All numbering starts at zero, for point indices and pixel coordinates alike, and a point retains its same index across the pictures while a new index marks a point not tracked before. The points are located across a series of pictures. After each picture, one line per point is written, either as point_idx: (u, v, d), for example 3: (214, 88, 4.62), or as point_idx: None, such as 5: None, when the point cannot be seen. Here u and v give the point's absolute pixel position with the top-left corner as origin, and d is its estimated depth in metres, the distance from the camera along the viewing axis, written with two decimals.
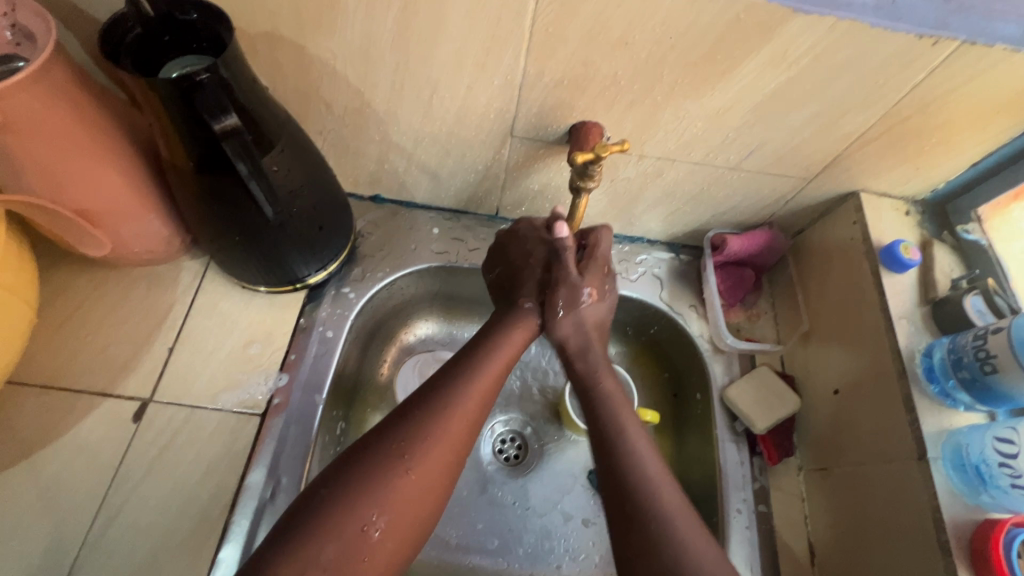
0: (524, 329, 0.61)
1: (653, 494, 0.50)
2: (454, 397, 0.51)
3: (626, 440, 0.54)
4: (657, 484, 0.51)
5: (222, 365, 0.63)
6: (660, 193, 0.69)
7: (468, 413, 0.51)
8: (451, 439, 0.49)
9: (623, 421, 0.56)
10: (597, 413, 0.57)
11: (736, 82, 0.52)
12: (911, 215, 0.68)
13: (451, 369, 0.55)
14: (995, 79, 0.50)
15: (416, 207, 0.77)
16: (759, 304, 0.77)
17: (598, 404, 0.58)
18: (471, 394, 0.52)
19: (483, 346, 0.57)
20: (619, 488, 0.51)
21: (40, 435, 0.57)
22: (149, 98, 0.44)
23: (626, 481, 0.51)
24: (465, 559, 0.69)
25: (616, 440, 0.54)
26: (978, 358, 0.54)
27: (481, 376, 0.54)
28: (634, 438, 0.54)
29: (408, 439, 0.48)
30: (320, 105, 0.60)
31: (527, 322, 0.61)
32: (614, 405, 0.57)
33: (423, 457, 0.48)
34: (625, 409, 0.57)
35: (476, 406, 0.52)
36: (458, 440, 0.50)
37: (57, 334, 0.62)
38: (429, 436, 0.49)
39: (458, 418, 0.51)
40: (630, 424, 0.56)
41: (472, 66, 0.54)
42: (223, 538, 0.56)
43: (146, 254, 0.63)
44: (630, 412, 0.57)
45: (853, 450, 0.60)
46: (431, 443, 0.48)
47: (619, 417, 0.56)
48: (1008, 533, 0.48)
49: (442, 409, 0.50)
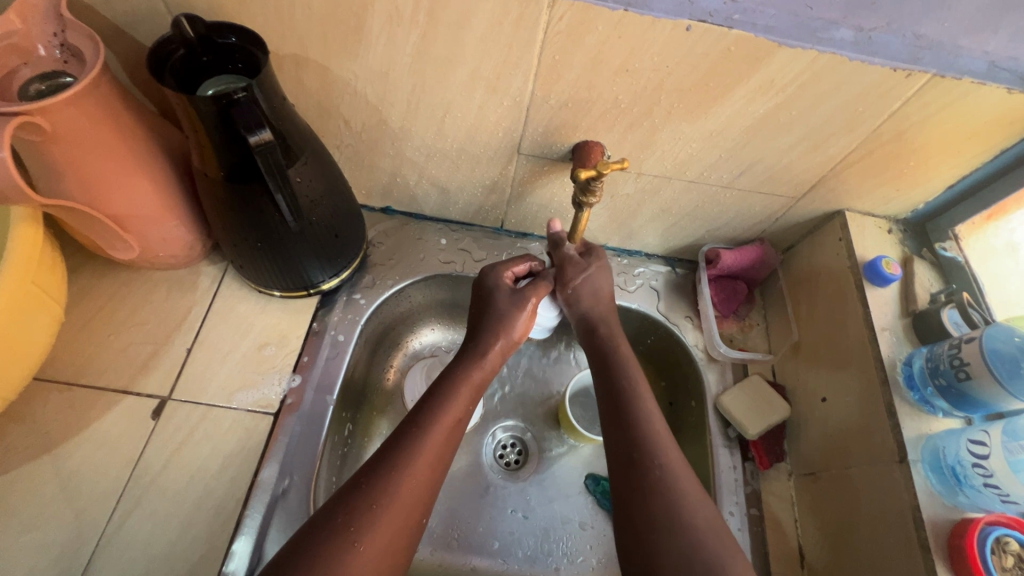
0: (469, 388, 0.59)
1: (658, 447, 0.54)
2: (394, 470, 0.50)
3: (638, 397, 0.58)
4: (659, 438, 0.54)
5: (239, 365, 0.66)
6: (657, 209, 0.73)
7: (418, 483, 0.51)
8: (398, 513, 0.49)
9: (638, 384, 0.59)
10: (612, 375, 0.60)
11: (728, 107, 0.57)
12: (894, 233, 0.72)
13: (400, 430, 0.54)
14: (966, 108, 0.54)
15: (425, 219, 0.81)
16: (751, 316, 0.81)
17: (616, 365, 0.61)
18: (422, 464, 0.51)
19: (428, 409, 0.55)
20: (629, 452, 0.54)
21: (62, 430, 0.60)
22: (189, 113, 0.47)
23: (633, 431, 0.55)
24: (466, 560, 0.71)
25: (632, 400, 0.57)
26: (954, 365, 0.57)
27: (429, 437, 0.53)
28: (648, 402, 0.58)
29: (355, 511, 0.47)
30: (340, 122, 0.64)
31: (472, 377, 0.60)
32: (628, 366, 0.61)
33: (373, 531, 0.47)
34: (638, 374, 0.60)
35: (425, 479, 0.51)
36: (408, 515, 0.49)
37: (82, 333, 0.65)
38: (374, 508, 0.48)
39: (407, 487, 0.50)
40: (641, 383, 0.59)
41: (484, 88, 0.58)
42: (236, 531, 0.58)
43: (169, 257, 0.66)
44: (643, 376, 0.61)
45: (840, 456, 0.63)
46: (377, 514, 0.48)
47: (633, 397, 0.58)
48: (981, 530, 0.52)
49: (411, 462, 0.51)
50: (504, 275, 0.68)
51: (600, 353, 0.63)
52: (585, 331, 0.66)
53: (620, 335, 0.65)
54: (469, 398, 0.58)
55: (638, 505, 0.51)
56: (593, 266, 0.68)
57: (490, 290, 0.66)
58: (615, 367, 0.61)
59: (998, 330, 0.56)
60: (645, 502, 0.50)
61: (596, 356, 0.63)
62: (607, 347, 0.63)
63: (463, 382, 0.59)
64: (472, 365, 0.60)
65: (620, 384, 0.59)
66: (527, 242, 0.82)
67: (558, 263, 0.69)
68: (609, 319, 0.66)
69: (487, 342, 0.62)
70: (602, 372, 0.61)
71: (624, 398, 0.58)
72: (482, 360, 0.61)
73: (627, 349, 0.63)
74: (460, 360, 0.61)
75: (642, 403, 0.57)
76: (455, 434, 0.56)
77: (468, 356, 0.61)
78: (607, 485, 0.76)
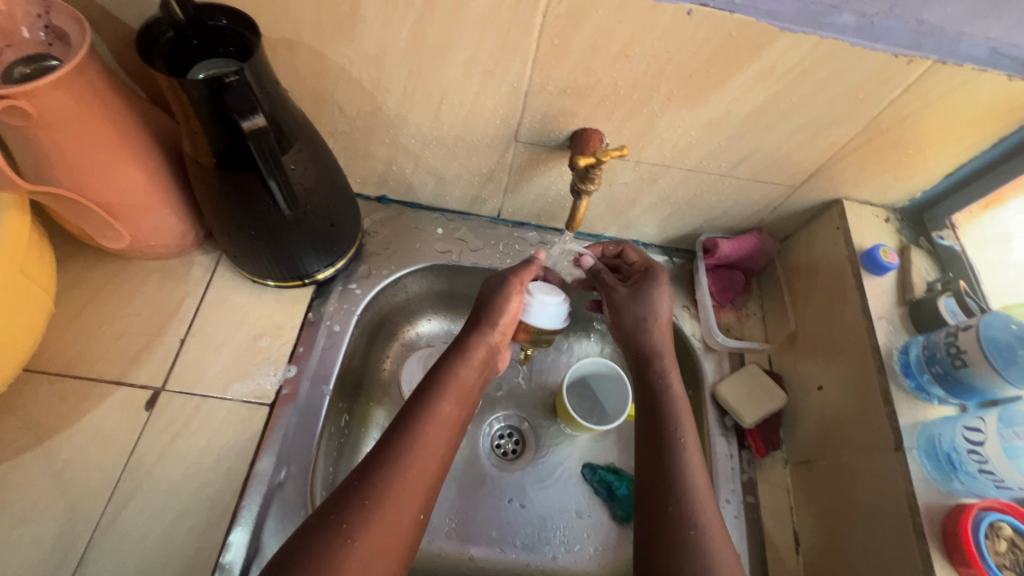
0: (458, 388, 0.58)
1: (695, 505, 0.52)
2: (394, 465, 0.50)
3: (682, 448, 0.56)
4: (699, 495, 0.53)
5: (233, 356, 0.66)
6: (655, 198, 0.73)
7: (411, 479, 0.50)
8: (393, 511, 0.48)
9: (683, 430, 0.58)
10: (659, 419, 0.59)
11: (728, 94, 0.56)
12: (891, 222, 0.72)
13: (392, 427, 0.53)
14: (966, 95, 0.54)
15: (421, 208, 0.80)
16: (748, 305, 0.81)
17: (661, 405, 0.60)
18: (414, 459, 0.50)
19: (418, 403, 0.55)
20: (664, 504, 0.53)
21: (54, 422, 0.59)
22: (179, 97, 0.46)
23: (672, 484, 0.54)
24: (464, 549, 0.71)
25: (675, 442, 0.57)
26: (950, 353, 0.58)
27: (421, 431, 0.52)
28: (689, 446, 0.56)
29: (346, 510, 0.46)
30: (334, 108, 0.63)
31: (460, 376, 0.59)
32: (678, 413, 0.59)
33: (367, 528, 0.46)
34: (685, 415, 0.59)
35: (417, 474, 0.50)
36: (403, 512, 0.48)
37: (72, 324, 0.64)
38: (366, 504, 0.47)
39: (402, 484, 0.49)
40: (689, 434, 0.58)
41: (481, 73, 0.57)
42: (233, 522, 0.57)
43: (161, 247, 0.65)
44: (691, 425, 0.59)
45: (835, 444, 0.64)
46: (371, 511, 0.47)
47: (679, 448, 0.56)
48: (976, 516, 0.52)
49: (405, 459, 0.50)
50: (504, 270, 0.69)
51: (650, 394, 0.62)
52: (637, 370, 0.65)
53: (670, 371, 0.63)
54: (460, 393, 0.57)
55: (671, 556, 0.50)
56: (646, 293, 0.67)
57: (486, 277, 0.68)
58: (660, 407, 0.60)
59: (995, 318, 0.57)
60: (675, 557, 0.50)
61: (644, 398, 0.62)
62: (658, 390, 0.62)
63: (451, 379, 0.58)
64: (457, 359, 0.60)
65: (663, 425, 0.58)
66: (524, 231, 0.81)
67: (606, 290, 0.71)
68: (660, 353, 0.64)
69: (472, 336, 0.62)
70: (648, 414, 0.60)
71: (666, 441, 0.57)
72: (466, 353, 0.60)
73: (678, 392, 0.61)
74: (448, 354, 0.60)
75: (684, 448, 0.56)
76: (449, 431, 0.55)
77: (453, 351, 0.61)
78: (604, 474, 0.77)
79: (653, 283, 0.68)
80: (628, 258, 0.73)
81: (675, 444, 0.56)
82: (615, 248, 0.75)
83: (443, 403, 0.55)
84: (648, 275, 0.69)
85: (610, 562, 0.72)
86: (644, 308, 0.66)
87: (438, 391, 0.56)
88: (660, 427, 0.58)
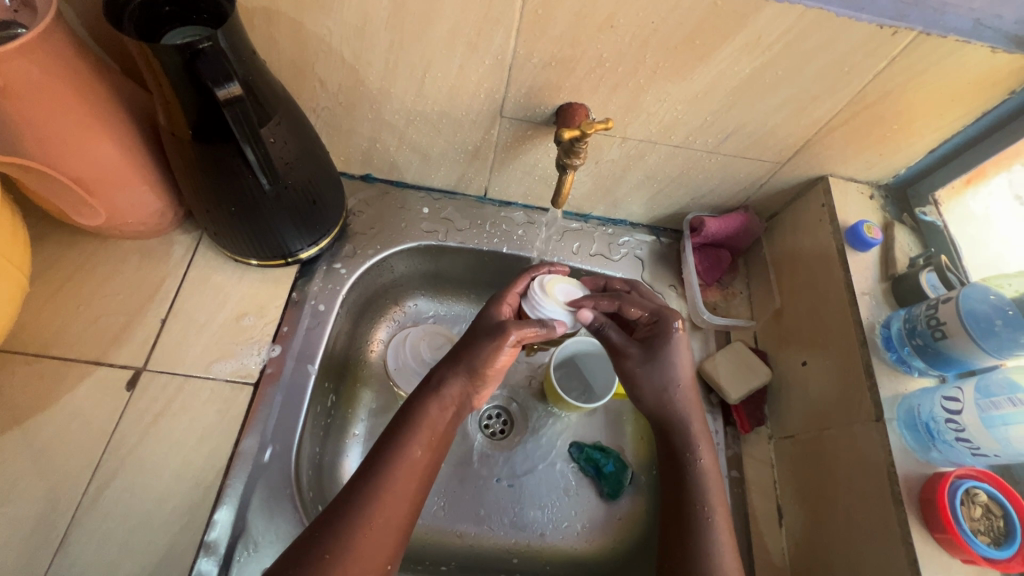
0: (429, 426, 0.54)
1: None
2: (363, 498, 0.49)
3: (711, 526, 0.54)
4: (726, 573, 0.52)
5: (216, 336, 0.65)
6: (642, 176, 0.72)
7: (378, 528, 0.48)
8: (355, 564, 0.46)
9: (710, 506, 0.56)
10: (685, 495, 0.56)
11: (714, 67, 0.56)
12: (876, 199, 0.72)
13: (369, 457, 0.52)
14: (950, 69, 0.54)
15: (406, 187, 0.79)
16: (734, 284, 0.82)
17: (690, 484, 0.57)
18: (382, 507, 0.49)
19: (393, 438, 0.53)
20: None
21: (33, 402, 0.58)
22: (152, 64, 0.45)
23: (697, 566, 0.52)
24: (451, 527, 0.72)
25: (703, 525, 0.54)
26: (930, 325, 0.58)
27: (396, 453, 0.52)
28: (718, 526, 0.55)
29: (314, 551, 0.46)
30: (315, 83, 0.62)
31: (433, 414, 0.55)
32: (707, 488, 0.57)
33: None
34: (715, 491, 0.57)
35: (385, 522, 0.49)
36: (367, 564, 0.47)
37: (50, 304, 0.62)
38: (327, 557, 0.46)
39: (365, 537, 0.47)
40: (718, 510, 0.56)
41: (464, 45, 0.56)
42: (218, 500, 0.57)
43: (139, 225, 0.64)
44: (722, 498, 0.57)
45: (818, 418, 0.64)
46: (332, 565, 0.46)
47: (706, 525, 0.54)
48: (952, 483, 0.53)
49: (371, 506, 0.49)
50: (502, 310, 0.62)
51: (675, 465, 0.59)
52: (660, 438, 0.61)
53: (700, 442, 0.59)
54: (432, 432, 0.54)
55: None
56: (659, 353, 0.61)
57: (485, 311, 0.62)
58: (686, 484, 0.57)
59: (973, 290, 0.58)
60: None
61: (669, 469, 0.59)
62: (684, 462, 0.58)
63: (422, 417, 0.54)
64: (427, 397, 0.55)
65: (690, 504, 0.56)
66: (511, 211, 0.81)
67: (617, 349, 0.62)
68: (691, 425, 0.60)
69: (450, 374, 0.57)
70: (674, 489, 0.58)
71: (693, 524, 0.54)
72: (440, 391, 0.56)
73: (709, 462, 0.58)
74: (419, 392, 0.56)
75: (714, 531, 0.54)
76: (422, 473, 0.53)
77: (426, 386, 0.57)
78: (591, 453, 0.76)
79: (664, 340, 0.61)
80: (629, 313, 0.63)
81: (703, 526, 0.54)
82: (611, 303, 0.63)
83: (413, 444, 0.52)
84: (661, 327, 0.62)
85: (598, 538, 0.73)
86: (661, 372, 0.60)
87: (409, 433, 0.53)
88: (686, 502, 0.56)
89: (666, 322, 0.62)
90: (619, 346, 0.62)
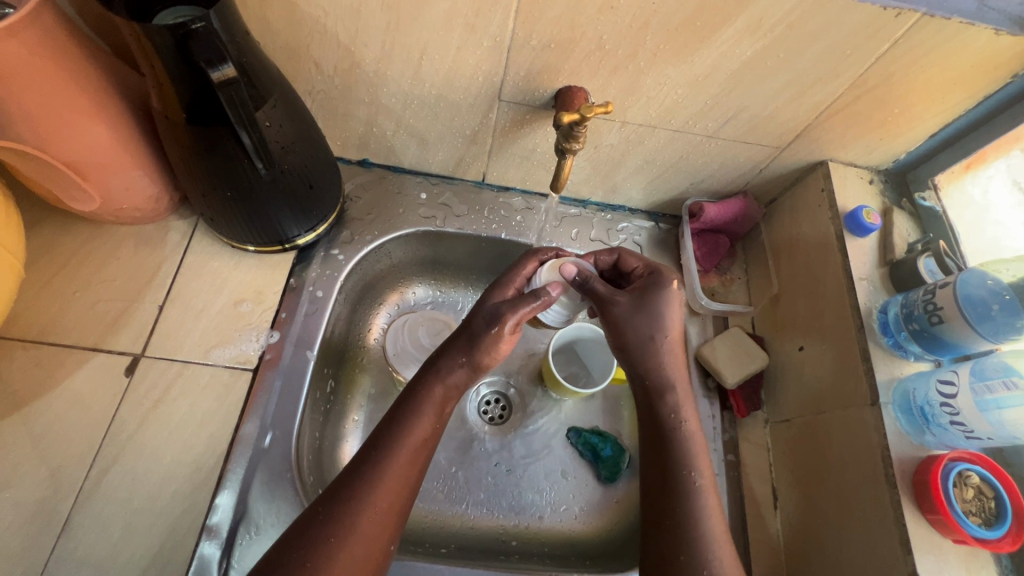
0: (435, 409, 0.55)
1: (707, 553, 0.51)
2: (363, 482, 0.49)
3: (695, 490, 0.54)
4: (712, 540, 0.52)
5: (214, 322, 0.65)
6: (641, 160, 0.72)
7: (381, 511, 0.49)
8: (360, 547, 0.47)
9: (695, 468, 0.55)
10: (670, 458, 0.56)
11: (716, 49, 0.55)
12: (875, 184, 0.72)
13: (368, 444, 0.52)
14: (953, 51, 0.54)
15: (404, 172, 0.79)
16: (733, 270, 0.82)
17: (673, 448, 0.56)
18: (383, 493, 0.49)
19: (393, 420, 0.53)
20: (675, 556, 0.51)
21: (32, 388, 0.58)
22: (143, 44, 0.44)
23: (682, 533, 0.52)
24: (451, 509, 0.73)
25: (686, 489, 0.54)
26: (927, 310, 0.59)
27: (398, 437, 0.52)
28: (704, 492, 0.54)
29: (316, 536, 0.46)
30: (311, 65, 0.61)
31: (437, 397, 0.56)
32: (690, 450, 0.56)
33: (330, 566, 0.45)
34: (700, 456, 0.56)
35: (389, 506, 0.49)
36: (370, 548, 0.48)
37: (46, 290, 0.62)
38: (331, 542, 0.46)
39: (368, 521, 0.48)
40: (702, 473, 0.55)
41: (462, 27, 0.55)
42: (220, 485, 0.58)
43: (134, 210, 0.63)
44: (707, 462, 0.56)
45: (813, 402, 0.65)
46: (336, 550, 0.46)
47: (691, 490, 0.54)
48: (945, 466, 0.54)
49: (372, 489, 0.49)
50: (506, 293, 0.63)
51: (661, 428, 0.58)
52: (643, 398, 0.60)
53: (684, 404, 0.58)
54: (435, 418, 0.55)
55: None
56: (650, 306, 0.60)
57: (496, 287, 0.63)
58: (671, 448, 0.56)
59: (971, 275, 0.58)
60: None
61: (653, 432, 0.58)
62: (666, 422, 0.58)
63: (427, 402, 0.55)
64: (430, 382, 0.56)
65: (676, 468, 0.55)
66: (509, 196, 0.80)
67: (602, 300, 0.61)
68: (674, 386, 0.59)
69: (450, 360, 0.57)
70: (657, 452, 0.57)
71: (677, 489, 0.54)
72: (444, 377, 0.56)
73: (693, 424, 0.58)
74: (421, 376, 0.57)
75: (699, 496, 0.53)
76: (423, 457, 0.53)
77: (427, 371, 0.57)
78: (589, 437, 0.77)
79: (658, 290, 0.61)
80: (627, 265, 0.66)
81: (687, 488, 0.54)
82: (610, 256, 0.67)
83: (416, 427, 0.53)
84: (653, 279, 0.62)
85: (596, 520, 0.74)
86: (654, 323, 0.60)
87: (411, 418, 0.53)
88: (671, 466, 0.55)
89: (660, 276, 0.63)
90: (603, 297, 0.61)
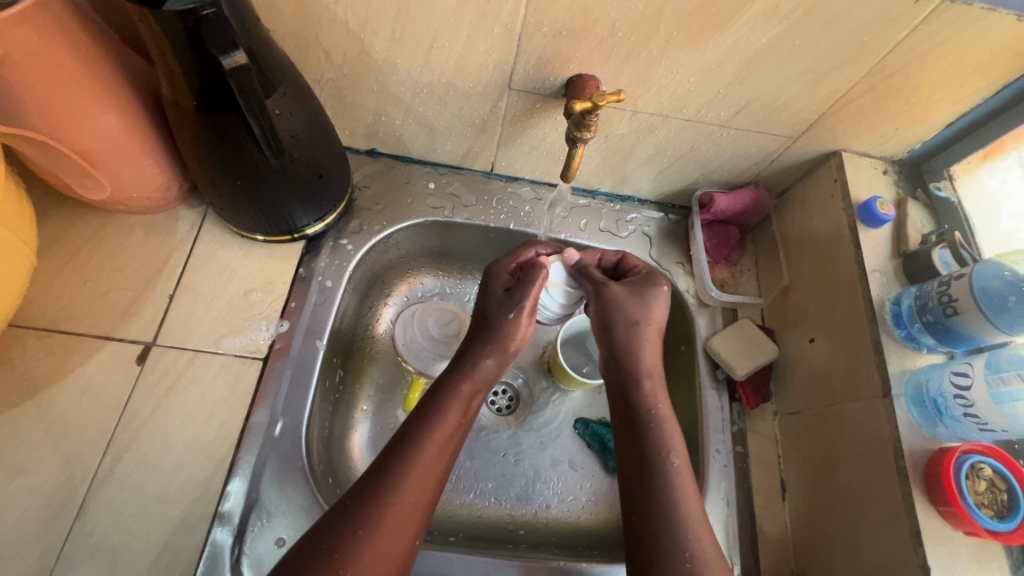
0: (461, 403, 0.56)
1: (687, 537, 0.51)
2: (386, 474, 0.49)
3: (671, 473, 0.54)
4: (692, 524, 0.52)
5: (224, 311, 0.65)
6: (652, 150, 0.71)
7: (410, 504, 0.49)
8: (388, 538, 0.47)
9: (671, 451, 0.55)
10: (644, 443, 0.56)
11: (730, 35, 0.54)
12: (889, 174, 0.71)
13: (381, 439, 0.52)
14: (974, 38, 0.53)
15: (412, 162, 0.78)
16: (743, 262, 0.81)
17: (648, 433, 0.56)
18: (411, 485, 0.50)
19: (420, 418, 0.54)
20: (657, 543, 0.51)
21: (46, 376, 0.58)
22: (152, 28, 0.44)
23: (661, 518, 0.52)
24: (458, 497, 0.73)
25: (660, 472, 0.54)
26: (942, 302, 0.58)
27: (424, 431, 0.52)
28: (681, 476, 0.54)
29: (342, 526, 0.47)
30: (320, 53, 0.60)
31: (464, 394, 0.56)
32: (666, 435, 0.56)
33: (358, 558, 0.46)
34: (676, 441, 0.56)
35: (416, 499, 0.50)
36: (398, 538, 0.48)
37: (57, 279, 0.62)
38: (360, 533, 0.46)
39: (395, 512, 0.48)
40: (677, 455, 0.55)
41: (473, 14, 0.54)
42: (232, 473, 0.58)
43: (144, 199, 0.63)
44: (682, 447, 0.56)
45: (824, 394, 0.65)
46: (364, 540, 0.46)
47: (667, 474, 0.54)
48: (957, 458, 0.54)
49: (400, 481, 0.49)
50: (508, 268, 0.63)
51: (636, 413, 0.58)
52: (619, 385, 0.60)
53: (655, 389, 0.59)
54: (461, 414, 0.55)
55: None
56: (642, 297, 0.62)
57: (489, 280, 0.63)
58: (649, 432, 0.56)
59: (987, 266, 0.57)
60: None
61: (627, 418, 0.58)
62: (640, 408, 0.58)
63: (453, 397, 0.55)
64: (460, 377, 0.57)
65: (651, 451, 0.55)
66: (518, 187, 0.80)
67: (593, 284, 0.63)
68: (649, 374, 0.60)
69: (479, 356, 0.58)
70: (630, 439, 0.57)
71: (653, 473, 0.54)
72: (473, 372, 0.57)
73: (665, 408, 0.58)
74: (448, 371, 0.58)
75: (675, 477, 0.54)
76: (450, 451, 0.53)
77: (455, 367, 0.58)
78: (596, 428, 0.77)
79: (653, 284, 0.63)
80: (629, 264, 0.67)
81: (664, 472, 0.54)
82: (614, 255, 0.68)
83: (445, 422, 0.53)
84: (651, 274, 0.64)
85: (603, 511, 0.75)
86: (645, 312, 0.61)
87: (439, 412, 0.54)
88: (646, 450, 0.55)
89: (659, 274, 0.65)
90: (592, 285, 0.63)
